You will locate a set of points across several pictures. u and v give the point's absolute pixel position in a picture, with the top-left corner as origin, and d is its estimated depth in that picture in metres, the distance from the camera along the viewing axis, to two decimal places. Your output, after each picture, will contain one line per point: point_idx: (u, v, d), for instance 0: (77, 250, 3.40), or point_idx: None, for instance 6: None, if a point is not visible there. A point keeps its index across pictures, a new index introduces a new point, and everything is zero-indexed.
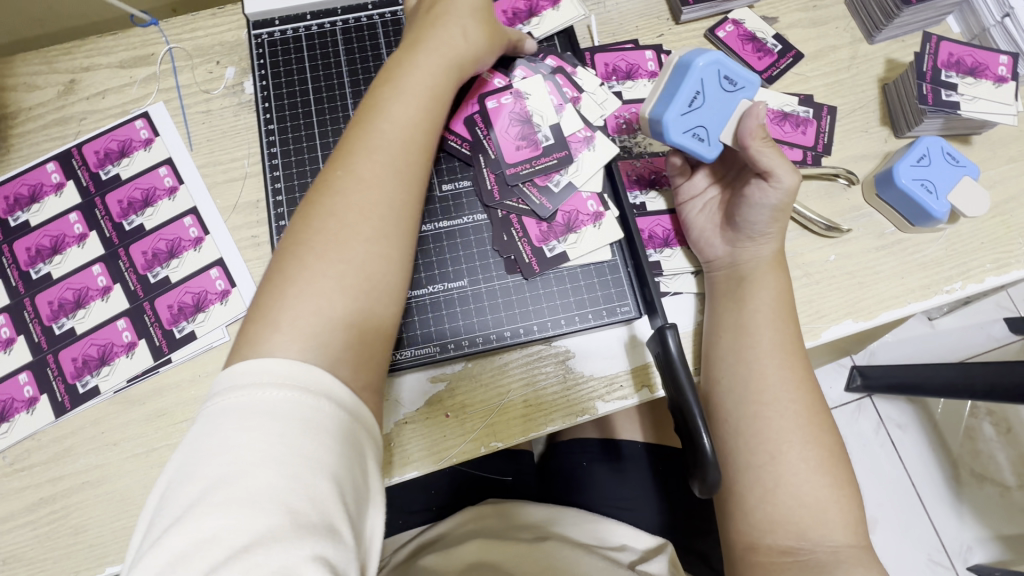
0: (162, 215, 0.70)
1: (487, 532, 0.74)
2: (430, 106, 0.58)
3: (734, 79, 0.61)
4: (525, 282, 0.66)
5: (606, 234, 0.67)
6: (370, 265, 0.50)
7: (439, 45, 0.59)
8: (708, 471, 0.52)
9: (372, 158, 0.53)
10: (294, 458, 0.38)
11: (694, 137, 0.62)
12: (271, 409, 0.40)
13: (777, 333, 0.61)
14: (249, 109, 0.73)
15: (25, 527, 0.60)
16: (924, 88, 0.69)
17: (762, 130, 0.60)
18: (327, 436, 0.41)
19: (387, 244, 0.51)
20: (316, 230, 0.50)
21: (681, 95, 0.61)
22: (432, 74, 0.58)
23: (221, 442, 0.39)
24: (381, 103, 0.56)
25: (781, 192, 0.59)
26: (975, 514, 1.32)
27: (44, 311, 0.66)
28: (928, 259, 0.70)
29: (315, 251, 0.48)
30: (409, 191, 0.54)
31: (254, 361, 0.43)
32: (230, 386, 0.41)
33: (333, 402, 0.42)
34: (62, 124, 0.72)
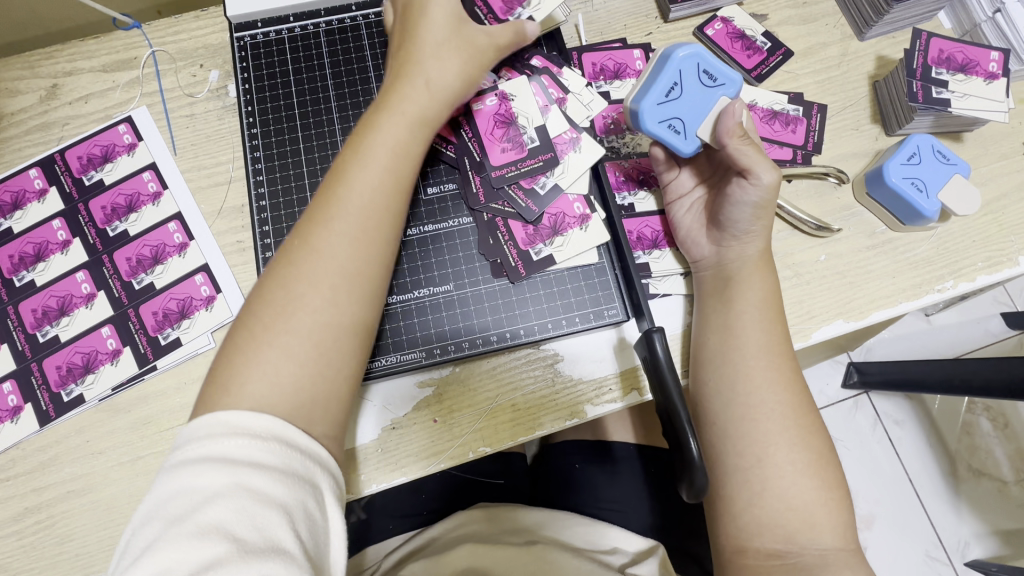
0: (146, 221, 0.69)
1: (478, 536, 0.74)
2: (396, 168, 0.55)
3: (714, 74, 0.61)
4: (511, 286, 0.66)
5: (593, 237, 0.66)
6: (322, 337, 0.49)
7: (407, 102, 0.57)
8: (695, 476, 0.52)
9: (330, 232, 0.52)
10: (243, 492, 0.39)
11: (670, 128, 0.62)
12: (216, 450, 0.41)
13: (765, 334, 0.61)
14: (232, 113, 0.72)
15: (11, 537, 0.60)
16: (915, 86, 0.68)
17: (739, 126, 0.59)
18: (278, 472, 0.41)
19: (336, 315, 0.50)
20: (269, 304, 0.49)
21: (658, 84, 0.61)
22: (397, 134, 0.56)
23: (176, 485, 0.40)
24: (351, 162, 0.54)
25: (761, 190, 0.59)
26: (972, 510, 1.32)
27: (28, 320, 0.66)
28: (919, 258, 0.69)
29: (264, 327, 0.48)
30: (365, 264, 0.52)
31: (202, 414, 0.44)
32: (188, 433, 0.43)
33: (279, 438, 0.43)
34: (44, 130, 0.72)
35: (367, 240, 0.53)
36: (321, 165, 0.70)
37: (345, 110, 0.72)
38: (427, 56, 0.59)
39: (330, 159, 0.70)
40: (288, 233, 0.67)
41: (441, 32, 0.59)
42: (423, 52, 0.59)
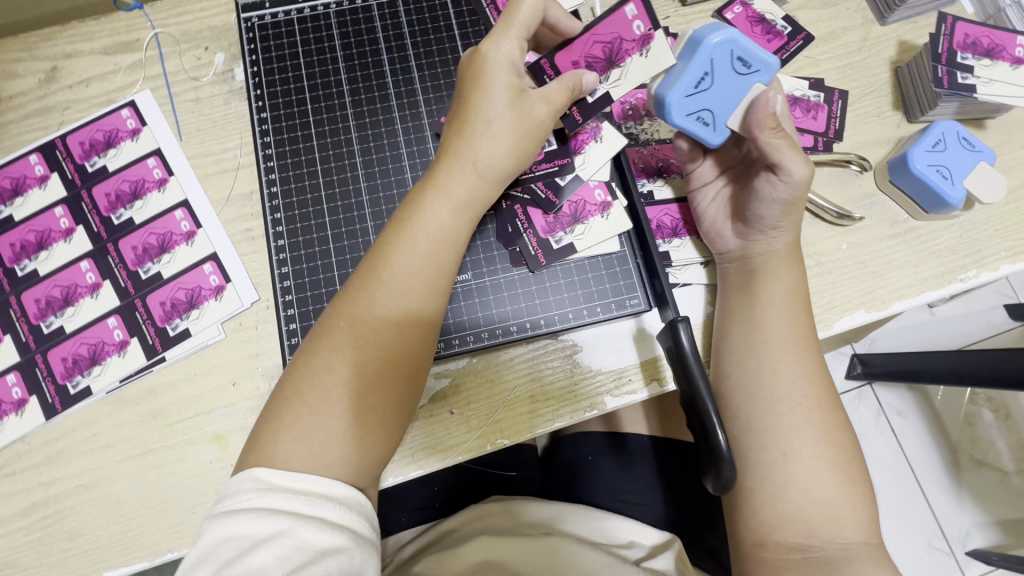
0: (151, 209, 0.67)
1: (492, 529, 0.73)
2: (440, 253, 0.54)
3: (748, 61, 0.56)
4: (531, 274, 0.65)
5: (614, 225, 0.65)
6: (360, 420, 0.50)
7: (456, 185, 0.55)
8: (723, 470, 0.51)
9: (370, 318, 0.51)
10: (290, 541, 0.43)
11: (699, 120, 0.59)
12: (257, 508, 0.44)
13: (792, 326, 0.60)
14: (239, 97, 0.70)
15: (18, 532, 0.59)
16: (940, 71, 0.67)
17: (773, 118, 0.57)
18: (320, 519, 0.45)
19: (380, 402, 0.51)
20: (312, 386, 0.50)
21: (688, 75, 0.56)
22: (443, 219, 0.54)
23: (225, 531, 0.43)
24: (393, 240, 0.53)
25: (792, 187, 0.57)
26: (974, 500, 1.32)
27: (31, 310, 0.64)
28: (941, 248, 0.68)
29: (311, 404, 0.49)
30: (405, 352, 0.52)
31: (239, 475, 0.47)
32: (234, 482, 0.46)
33: (314, 486, 0.46)
34: (44, 114, 0.69)
35: (409, 330, 0.52)
36: (333, 151, 0.69)
37: (357, 95, 0.71)
38: (483, 132, 0.55)
39: (342, 146, 0.69)
40: (300, 220, 0.67)
41: (501, 105, 0.55)
42: (478, 126, 0.55)
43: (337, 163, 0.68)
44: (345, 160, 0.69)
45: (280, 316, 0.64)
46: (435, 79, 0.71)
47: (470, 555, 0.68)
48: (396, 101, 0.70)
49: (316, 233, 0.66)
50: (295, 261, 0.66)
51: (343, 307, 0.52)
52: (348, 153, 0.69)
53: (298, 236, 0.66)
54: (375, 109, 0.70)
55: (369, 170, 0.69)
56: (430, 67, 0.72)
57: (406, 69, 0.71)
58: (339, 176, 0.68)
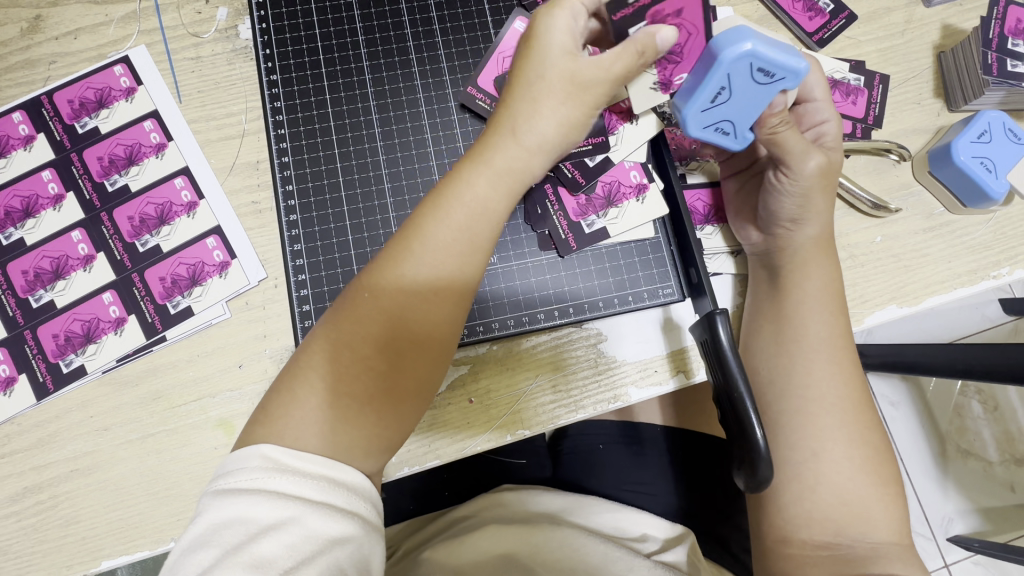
0: (149, 176, 0.62)
1: (503, 517, 0.71)
2: (475, 228, 0.50)
3: (771, 69, 0.48)
4: (560, 259, 0.62)
5: (648, 210, 0.62)
6: (378, 401, 0.46)
7: (497, 154, 0.51)
8: (758, 466, 0.49)
9: (398, 290, 0.47)
10: (298, 528, 0.40)
11: (719, 132, 0.53)
12: (263, 489, 0.41)
13: (825, 324, 0.58)
14: (244, 57, 0.65)
15: (10, 519, 0.55)
16: (990, 57, 0.65)
17: (778, 114, 0.52)
18: (331, 506, 0.42)
19: (398, 382, 0.47)
20: (328, 358, 0.46)
21: (703, 91, 0.50)
22: (483, 190, 0.50)
23: (227, 512, 0.40)
24: (434, 209, 0.49)
25: (797, 180, 0.55)
26: (958, 488, 1.35)
27: (18, 282, 0.59)
28: (975, 243, 0.66)
29: (323, 379, 0.46)
30: (430, 333, 0.48)
31: (245, 450, 0.43)
32: (236, 459, 0.43)
33: (325, 470, 0.43)
34: (27, 68, 0.63)
35: (435, 308, 0.48)
36: (350, 118, 0.65)
37: (376, 59, 0.67)
38: (528, 99, 0.51)
39: (360, 114, 0.65)
40: (314, 194, 0.63)
41: (552, 67, 0.51)
42: (523, 94, 0.52)
43: (354, 133, 0.65)
44: (362, 129, 0.65)
45: (293, 296, 0.61)
46: (460, 45, 0.68)
47: (480, 542, 0.66)
48: (418, 68, 0.67)
49: (331, 209, 0.63)
50: (308, 239, 0.62)
51: (369, 276, 0.48)
52: (366, 121, 0.65)
53: (312, 211, 0.63)
54: (395, 75, 0.66)
55: (389, 141, 0.65)
56: (455, 32, 0.68)
57: (429, 33, 0.67)
58: (356, 147, 0.65)
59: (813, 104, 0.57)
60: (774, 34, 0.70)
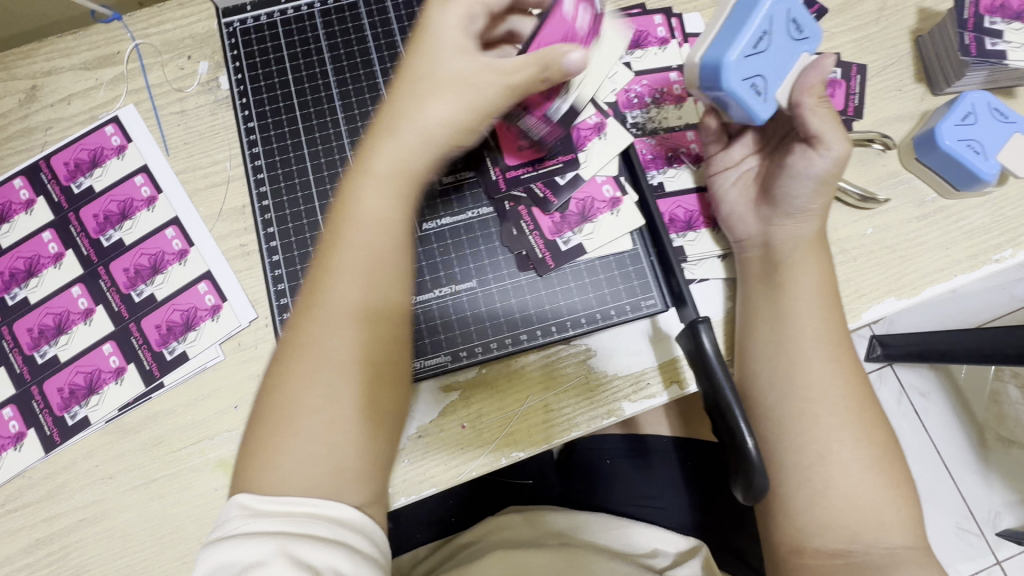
0: (142, 228, 0.65)
1: (510, 542, 0.70)
2: (394, 233, 0.49)
3: (803, 26, 0.53)
4: (539, 278, 0.62)
5: (624, 221, 0.62)
6: (333, 428, 0.44)
7: (379, 159, 0.50)
8: (754, 477, 0.48)
9: (337, 314, 0.47)
10: (279, 562, 0.39)
11: (751, 87, 0.52)
12: (245, 533, 0.41)
13: (821, 319, 0.56)
14: (226, 106, 0.67)
15: (23, 570, 0.57)
16: (967, 37, 0.62)
17: (817, 90, 0.53)
18: (313, 536, 0.41)
19: (352, 401, 0.45)
20: (292, 401, 0.45)
21: (745, 30, 0.51)
22: (374, 202, 0.50)
23: (214, 562, 0.40)
24: (349, 229, 0.49)
25: (825, 166, 0.53)
26: (1004, 479, 1.28)
27: (24, 340, 0.62)
28: (974, 226, 0.64)
29: (287, 426, 0.44)
30: (388, 333, 0.48)
31: (230, 500, 0.44)
32: (222, 514, 0.44)
33: (306, 506, 0.43)
34: (26, 135, 0.67)
35: (378, 318, 0.47)
36: (325, 159, 0.66)
37: (348, 97, 0.68)
38: (412, 103, 0.51)
39: (334, 152, 0.66)
40: (295, 235, 0.64)
41: (444, 67, 0.51)
42: (398, 100, 0.51)
43: (330, 172, 0.66)
44: (338, 167, 0.66)
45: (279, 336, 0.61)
46: None
47: (485, 570, 0.65)
48: None
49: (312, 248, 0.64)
50: (291, 277, 0.63)
51: (304, 313, 0.47)
52: (342, 159, 0.66)
53: (294, 251, 0.64)
54: (367, 111, 0.67)
55: None
56: None
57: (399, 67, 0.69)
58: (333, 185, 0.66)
59: None
60: None
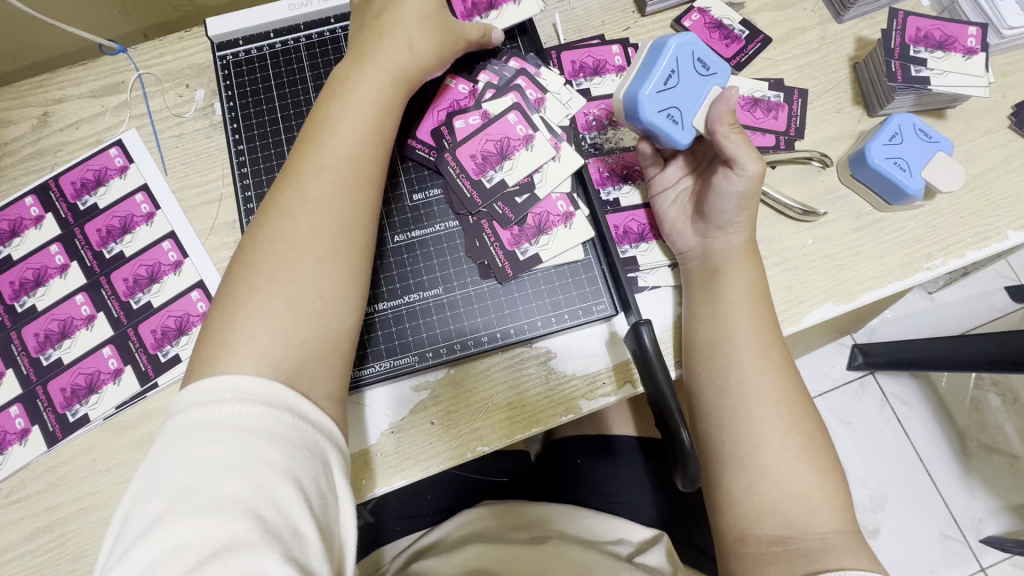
0: (141, 241, 0.71)
1: (484, 535, 0.74)
2: (378, 125, 0.58)
3: (708, 63, 0.62)
4: (500, 286, 0.67)
5: (577, 234, 0.68)
6: (317, 280, 0.51)
7: (375, 58, 0.60)
8: (689, 463, 0.53)
9: (321, 179, 0.54)
10: (257, 473, 0.41)
11: (669, 118, 0.61)
12: (226, 429, 0.42)
13: (754, 321, 0.61)
14: (220, 130, 0.74)
15: (25, 556, 0.61)
16: (893, 66, 0.68)
17: (730, 117, 0.60)
18: (291, 450, 0.43)
19: (333, 256, 0.52)
20: (264, 254, 0.51)
21: (656, 72, 0.61)
22: (364, 94, 0.58)
23: (187, 451, 0.41)
24: (331, 119, 0.57)
25: (745, 180, 0.59)
26: (984, 485, 1.31)
27: (31, 344, 0.67)
28: (907, 237, 0.69)
29: (266, 272, 0.50)
30: (359, 214, 0.55)
31: (209, 383, 0.44)
32: (192, 400, 0.44)
33: (287, 417, 0.44)
34: (38, 157, 0.73)
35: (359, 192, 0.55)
36: None
37: None
38: (398, 22, 0.62)
39: None
40: None
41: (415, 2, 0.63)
42: (389, 19, 0.62)
43: None
44: None
45: None
46: None
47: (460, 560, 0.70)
48: None
49: None
50: None
51: (292, 177, 0.54)
52: None
53: None
54: None
55: None
56: None
57: None
58: None
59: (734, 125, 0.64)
60: None
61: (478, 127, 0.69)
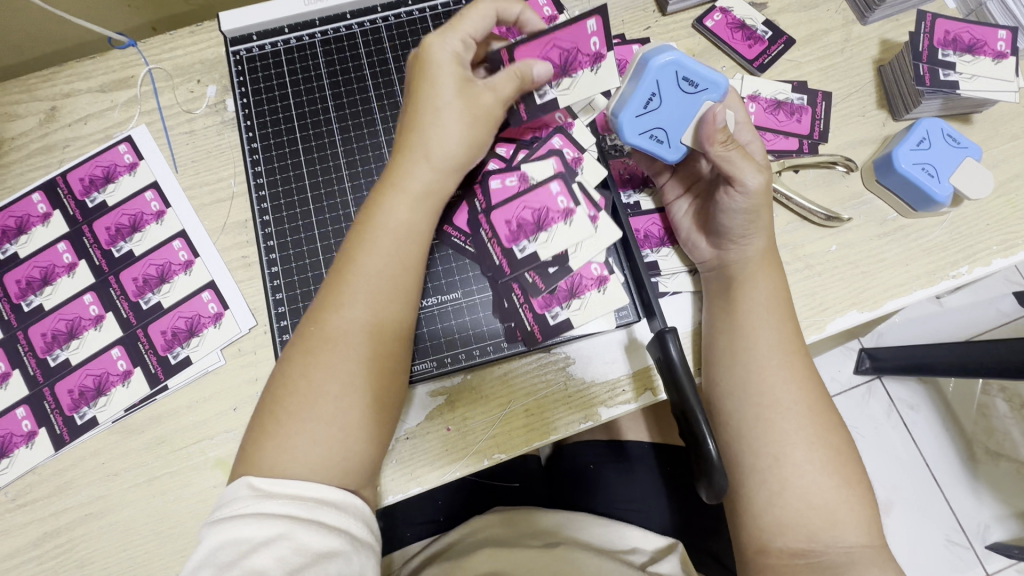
0: (150, 240, 0.69)
1: (497, 540, 0.73)
2: (404, 248, 0.56)
3: (696, 80, 0.58)
4: (498, 285, 0.66)
5: (611, 299, 0.64)
6: (341, 418, 0.50)
7: (411, 179, 0.56)
8: (713, 475, 0.52)
9: (344, 316, 0.53)
10: (288, 542, 0.44)
11: (653, 138, 0.61)
12: (260, 514, 0.45)
13: (777, 331, 0.60)
14: (232, 127, 0.72)
15: (31, 562, 0.60)
16: (921, 69, 0.67)
17: (723, 133, 0.57)
18: (319, 522, 0.46)
19: (355, 395, 0.51)
20: (292, 392, 0.51)
21: (635, 96, 0.59)
22: (399, 216, 0.56)
23: (225, 534, 0.45)
24: (359, 252, 0.55)
25: (748, 197, 0.58)
26: (992, 492, 1.30)
27: (38, 344, 0.66)
28: (933, 244, 0.68)
29: (290, 409, 0.50)
30: (384, 347, 0.53)
31: (245, 480, 0.48)
32: (231, 491, 0.48)
33: (318, 497, 0.48)
34: (45, 153, 0.71)
35: (384, 325, 0.54)
36: (322, 177, 0.71)
37: (344, 121, 0.72)
38: (434, 125, 0.56)
39: (331, 172, 0.71)
40: (293, 248, 0.68)
41: (448, 102, 0.56)
42: (428, 119, 0.57)
43: (327, 190, 0.70)
44: (334, 186, 0.70)
45: (276, 341, 0.65)
46: None
47: (476, 565, 0.68)
48: (382, 126, 0.72)
49: (308, 259, 0.68)
50: (289, 288, 0.67)
51: (318, 310, 0.54)
52: (337, 178, 0.71)
53: (291, 264, 0.68)
54: (362, 134, 0.72)
55: (358, 193, 0.70)
56: None
57: (391, 93, 0.73)
58: (329, 202, 0.70)
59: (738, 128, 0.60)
60: (716, 63, 0.75)
61: (514, 191, 0.65)
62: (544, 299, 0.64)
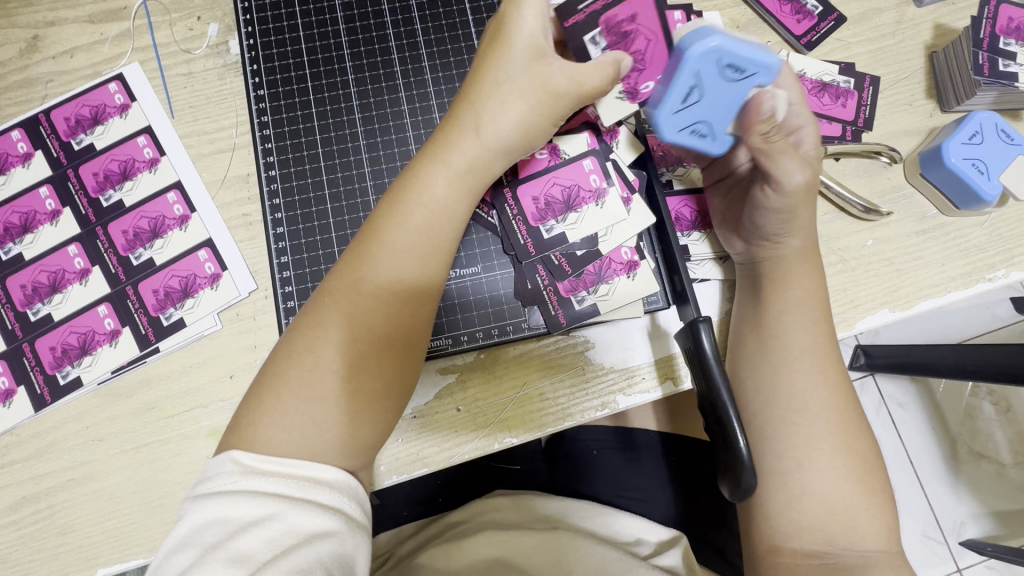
0: (142, 190, 0.63)
1: (499, 523, 0.71)
2: (434, 228, 0.52)
3: (742, 65, 0.51)
4: (519, 264, 0.62)
5: (639, 286, 0.61)
6: (344, 399, 0.47)
7: (455, 151, 0.52)
8: (742, 475, 0.49)
9: (361, 292, 0.49)
10: (279, 523, 0.41)
11: (695, 134, 0.54)
12: (249, 492, 0.42)
13: (812, 332, 0.57)
14: (235, 72, 0.66)
15: (8, 527, 0.57)
16: (981, 58, 0.64)
17: (767, 124, 0.53)
18: (313, 502, 0.43)
19: (365, 379, 0.48)
20: (298, 365, 0.47)
21: (676, 90, 0.51)
22: (438, 191, 0.52)
23: (208, 513, 0.41)
24: (386, 225, 0.51)
25: (784, 196, 0.55)
26: (971, 490, 1.32)
27: (17, 296, 0.61)
28: (970, 245, 0.65)
29: (291, 384, 0.46)
30: (398, 332, 0.49)
31: (231, 454, 0.44)
32: (213, 466, 0.44)
33: (311, 475, 0.44)
34: (25, 87, 0.65)
35: (403, 307, 0.50)
36: (335, 131, 0.66)
37: (360, 73, 0.68)
38: (494, 100, 0.53)
39: (345, 127, 0.66)
40: (300, 206, 0.64)
41: (518, 75, 0.53)
42: (488, 92, 0.53)
43: (339, 146, 0.66)
44: (348, 142, 0.66)
45: (279, 308, 0.62)
46: (443, 58, 0.69)
47: (475, 549, 0.66)
48: (402, 80, 0.68)
49: (316, 221, 0.64)
50: (295, 251, 0.63)
51: (335, 280, 0.50)
52: (351, 134, 0.66)
53: (298, 224, 0.64)
54: (380, 88, 0.67)
55: (374, 152, 0.66)
56: (438, 44, 0.69)
57: (413, 46, 0.69)
58: (341, 159, 0.66)
59: (793, 109, 0.55)
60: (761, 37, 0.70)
61: (545, 167, 0.62)
62: (570, 283, 0.61)
